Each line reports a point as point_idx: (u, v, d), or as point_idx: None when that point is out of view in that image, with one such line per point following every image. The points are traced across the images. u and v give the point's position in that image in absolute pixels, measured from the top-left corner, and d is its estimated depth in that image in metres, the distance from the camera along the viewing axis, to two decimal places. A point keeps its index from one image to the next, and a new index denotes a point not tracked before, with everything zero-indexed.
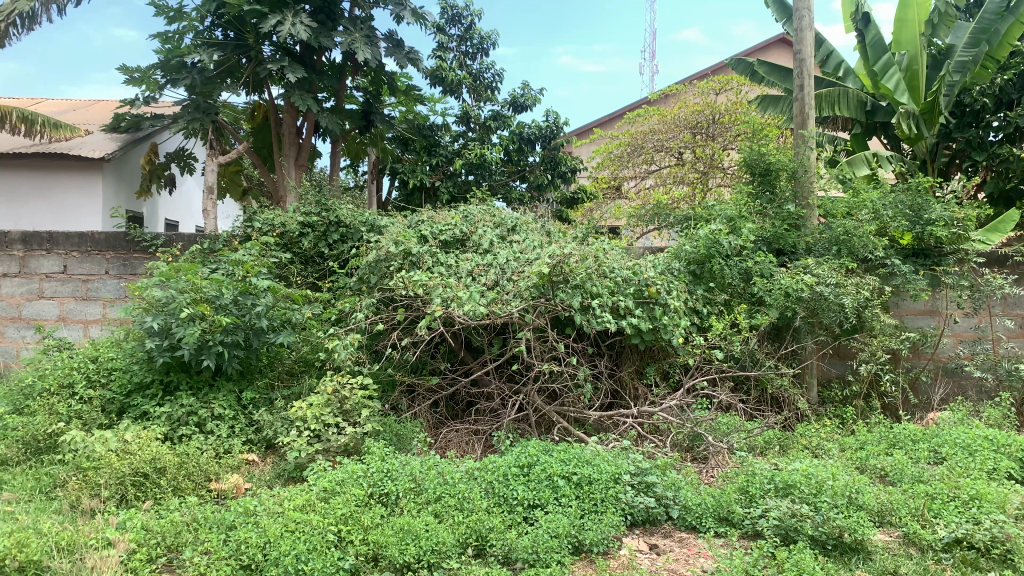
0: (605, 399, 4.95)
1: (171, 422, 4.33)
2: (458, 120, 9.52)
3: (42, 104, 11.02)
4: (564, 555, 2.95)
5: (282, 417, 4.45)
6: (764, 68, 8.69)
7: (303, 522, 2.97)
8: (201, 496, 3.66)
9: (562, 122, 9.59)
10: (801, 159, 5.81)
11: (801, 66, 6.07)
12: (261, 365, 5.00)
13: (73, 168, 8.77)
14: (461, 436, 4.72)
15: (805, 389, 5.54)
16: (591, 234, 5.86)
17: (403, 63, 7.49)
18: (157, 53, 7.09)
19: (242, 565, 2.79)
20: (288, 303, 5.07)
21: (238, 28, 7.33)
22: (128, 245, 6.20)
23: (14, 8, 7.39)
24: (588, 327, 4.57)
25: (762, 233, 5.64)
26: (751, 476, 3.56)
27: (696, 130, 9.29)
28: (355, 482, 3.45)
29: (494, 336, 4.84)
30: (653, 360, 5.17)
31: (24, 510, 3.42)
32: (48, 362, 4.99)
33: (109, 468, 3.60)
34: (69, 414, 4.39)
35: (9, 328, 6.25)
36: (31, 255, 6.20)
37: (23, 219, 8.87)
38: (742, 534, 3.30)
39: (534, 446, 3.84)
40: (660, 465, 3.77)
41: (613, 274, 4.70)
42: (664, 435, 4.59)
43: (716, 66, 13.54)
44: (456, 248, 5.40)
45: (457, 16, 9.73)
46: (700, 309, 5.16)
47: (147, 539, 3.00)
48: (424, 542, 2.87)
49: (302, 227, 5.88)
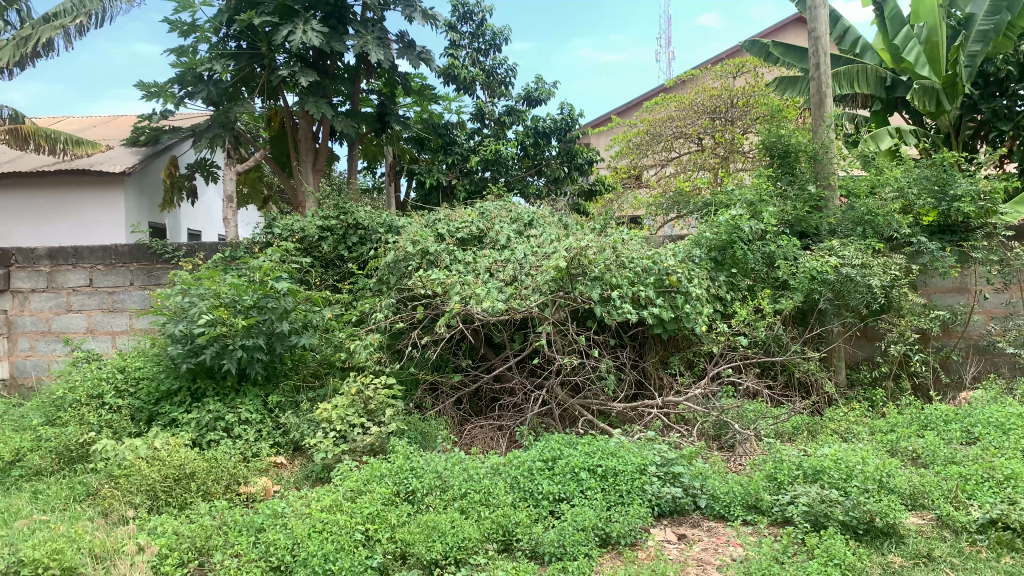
0: (630, 390, 4.86)
1: (200, 428, 4.38)
2: (472, 118, 9.50)
3: (65, 121, 11.19)
4: (591, 548, 2.93)
5: (309, 419, 4.46)
6: (780, 49, 8.56)
7: (330, 522, 2.97)
8: (231, 500, 3.70)
9: (578, 113, 9.46)
10: (821, 141, 5.73)
11: (816, 45, 5.91)
12: (287, 367, 5.02)
13: (97, 182, 8.89)
14: (486, 432, 4.68)
15: (833, 372, 5.43)
16: (610, 225, 5.79)
17: (415, 63, 7.49)
18: (174, 67, 7.20)
19: (272, 566, 2.81)
20: (308, 305, 5.08)
21: (251, 38, 7.34)
22: (151, 257, 6.28)
23: (36, 31, 7.54)
24: (609, 319, 4.51)
25: (785, 216, 5.56)
26: (779, 462, 3.51)
27: (714, 115, 9.26)
28: (380, 481, 3.46)
29: (514, 331, 4.82)
30: (677, 349, 5.10)
31: (59, 519, 3.47)
32: (77, 374, 5.06)
33: (139, 476, 3.65)
34: (100, 423, 4.46)
35: (39, 342, 6.35)
36: (58, 269, 6.29)
37: (49, 235, 9.01)
38: (772, 521, 3.26)
39: (557, 440, 3.81)
40: (685, 454, 3.71)
41: (632, 264, 4.65)
42: (691, 424, 4.51)
43: (734, 50, 13.33)
44: (474, 245, 5.38)
45: (469, 13, 9.71)
46: (725, 296, 5.05)
47: (177, 544, 3.02)
48: (450, 539, 2.87)
49: (321, 231, 5.90)
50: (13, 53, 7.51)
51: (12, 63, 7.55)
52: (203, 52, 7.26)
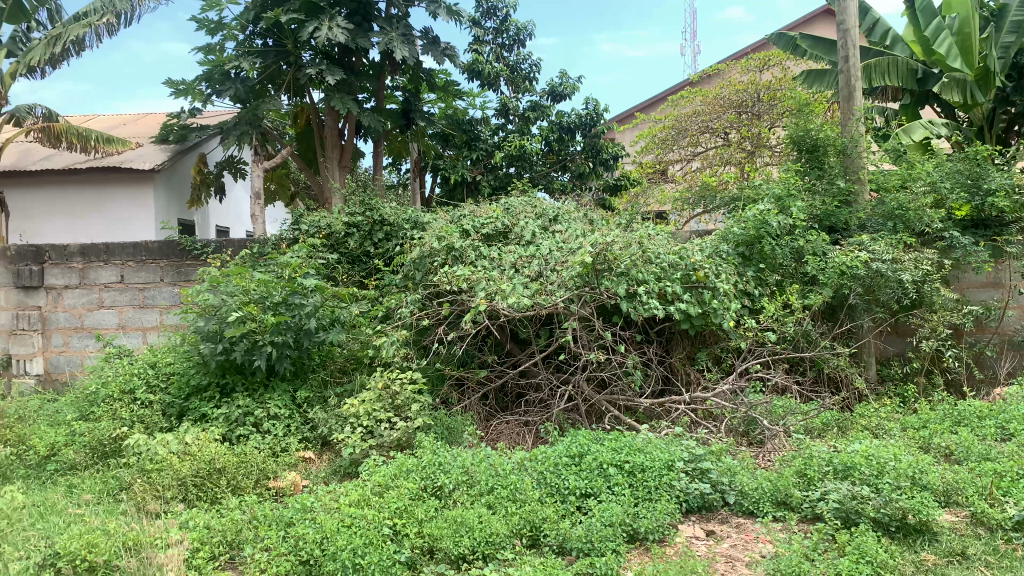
0: (657, 386, 4.84)
1: (230, 423, 4.44)
2: (497, 113, 9.49)
3: (95, 120, 11.36)
4: (619, 544, 2.93)
5: (337, 414, 4.49)
6: (808, 41, 8.46)
7: (358, 516, 2.99)
8: (261, 494, 3.74)
9: (603, 108, 9.42)
10: (850, 134, 5.66)
11: (844, 37, 5.85)
12: (315, 363, 5.06)
13: (127, 180, 9.01)
14: (512, 428, 4.68)
15: (863, 368, 5.36)
16: (636, 220, 5.77)
17: (440, 59, 7.50)
18: (202, 65, 7.28)
19: (302, 560, 2.84)
20: (336, 301, 5.12)
21: (277, 36, 7.39)
22: (181, 254, 6.36)
23: (67, 31, 7.64)
24: (636, 315, 4.49)
25: (813, 211, 5.48)
26: (808, 458, 3.48)
27: (741, 110, 9.19)
28: (408, 475, 3.48)
29: (540, 327, 4.82)
30: (704, 345, 5.07)
31: (93, 512, 3.53)
32: (109, 370, 5.14)
33: (171, 470, 3.70)
34: (132, 418, 4.53)
35: (73, 338, 6.45)
36: (90, 266, 6.39)
37: (81, 232, 9.15)
38: (802, 518, 3.24)
39: (584, 436, 3.80)
40: (714, 450, 3.69)
41: (659, 260, 4.61)
42: (718, 420, 4.49)
43: (760, 43, 13.21)
44: (499, 241, 5.38)
45: (493, 9, 9.71)
46: (752, 291, 5.01)
47: (209, 537, 3.06)
48: (478, 534, 2.89)
49: (347, 228, 5.94)
50: (45, 53, 7.63)
51: (44, 63, 7.67)
52: (229, 50, 7.33)
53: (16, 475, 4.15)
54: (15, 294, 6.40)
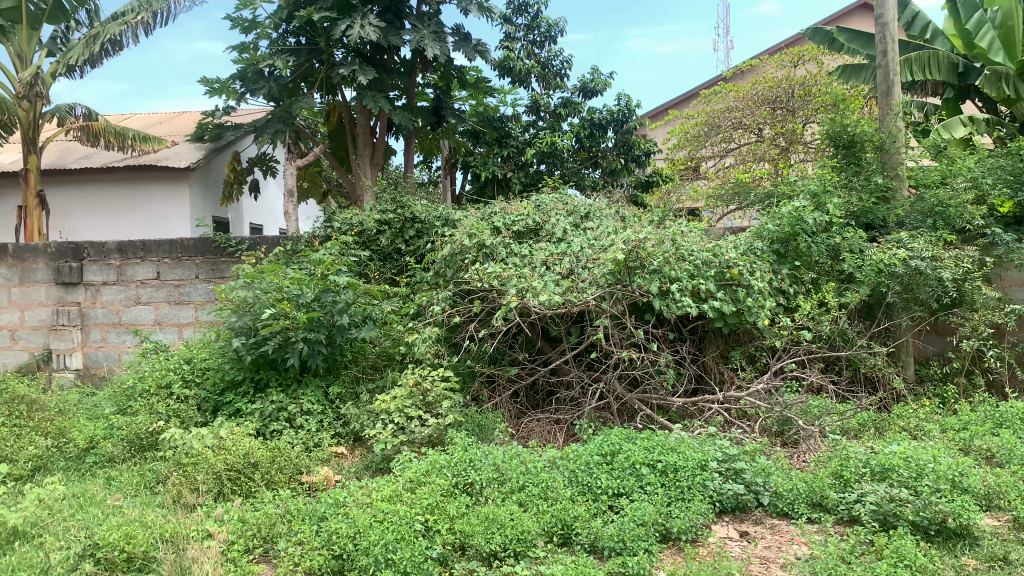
0: (690, 385, 4.80)
1: (264, 418, 4.50)
2: (528, 110, 9.48)
3: (131, 119, 11.55)
4: (652, 544, 2.91)
5: (369, 410, 4.52)
6: (845, 35, 8.31)
7: (391, 512, 3.00)
8: (295, 488, 3.78)
9: (635, 104, 9.35)
10: (888, 129, 5.56)
11: (883, 31, 5.74)
12: (347, 360, 5.09)
13: (163, 178, 9.14)
14: (543, 426, 4.67)
15: (901, 368, 5.26)
16: (669, 217, 5.73)
17: (471, 56, 7.50)
18: (236, 64, 7.36)
19: (335, 555, 2.86)
20: (368, 298, 5.16)
21: (310, 34, 7.45)
22: (216, 251, 6.44)
23: (105, 31, 7.77)
24: (668, 313, 4.45)
25: (850, 207, 5.40)
26: (845, 459, 3.43)
27: (775, 105, 9.10)
28: (439, 472, 3.49)
29: (572, 325, 4.81)
30: (738, 344, 5.01)
31: (131, 504, 3.59)
32: (146, 365, 5.23)
33: (206, 464, 3.74)
34: (169, 413, 4.59)
35: (110, 333, 6.57)
36: (127, 263, 6.50)
37: (118, 230, 9.31)
38: (838, 520, 3.19)
39: (616, 434, 3.78)
40: (748, 450, 3.64)
41: (693, 257, 4.58)
42: (752, 420, 4.44)
43: (795, 38, 13.05)
44: (530, 238, 5.37)
45: (524, 5, 9.69)
46: (787, 289, 4.94)
47: (244, 531, 3.10)
48: (509, 531, 2.89)
49: (379, 225, 5.98)
50: (84, 53, 7.76)
51: (83, 62, 7.81)
52: (263, 49, 7.40)
53: (56, 467, 4.23)
54: (54, 290, 6.53)
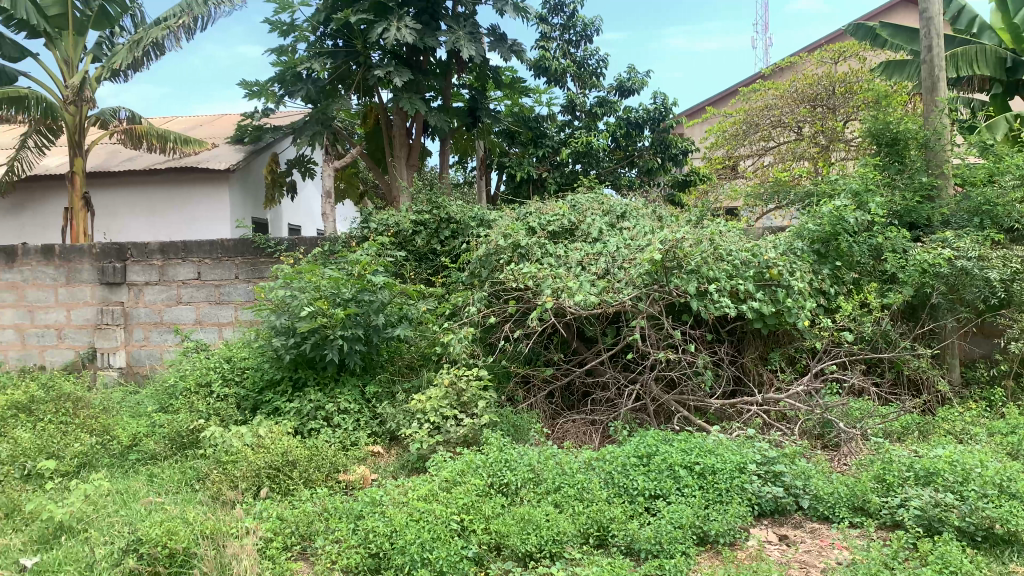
0: (728, 386, 4.75)
1: (301, 416, 4.55)
2: (563, 110, 9.46)
3: (173, 122, 11.76)
4: (689, 547, 2.88)
5: (404, 410, 4.54)
6: (888, 30, 8.13)
7: (427, 511, 3.01)
8: (332, 487, 3.81)
9: (671, 102, 9.27)
10: (933, 126, 5.44)
11: (927, 26, 5.63)
12: (382, 359, 5.12)
13: (203, 180, 9.29)
14: (578, 427, 4.65)
15: (946, 370, 5.15)
16: (706, 217, 5.67)
17: (507, 56, 7.51)
18: (275, 67, 7.46)
19: (371, 554, 2.87)
20: (404, 298, 5.19)
21: (347, 36, 7.52)
22: (255, 251, 6.53)
23: (148, 36, 7.92)
24: (706, 313, 4.40)
25: (893, 207, 5.29)
26: (888, 463, 3.37)
27: (815, 104, 8.94)
28: (475, 472, 3.49)
29: (607, 325, 4.79)
30: (777, 345, 4.94)
31: (172, 501, 3.65)
32: (187, 364, 5.33)
33: (245, 462, 3.79)
34: (209, 411, 4.66)
35: (153, 332, 6.70)
36: (169, 263, 6.62)
37: (160, 231, 9.49)
38: (881, 525, 3.12)
39: (653, 436, 3.75)
40: (787, 453, 3.59)
41: (731, 257, 4.52)
42: (792, 422, 4.38)
43: (836, 34, 12.84)
44: (565, 238, 5.35)
45: (559, 5, 9.68)
46: (828, 290, 4.85)
47: (282, 528, 3.13)
48: (545, 532, 2.88)
49: (414, 226, 6.01)
50: (127, 58, 7.93)
51: (127, 67, 7.97)
52: (301, 52, 7.49)
53: (101, 464, 4.31)
54: (99, 290, 6.68)
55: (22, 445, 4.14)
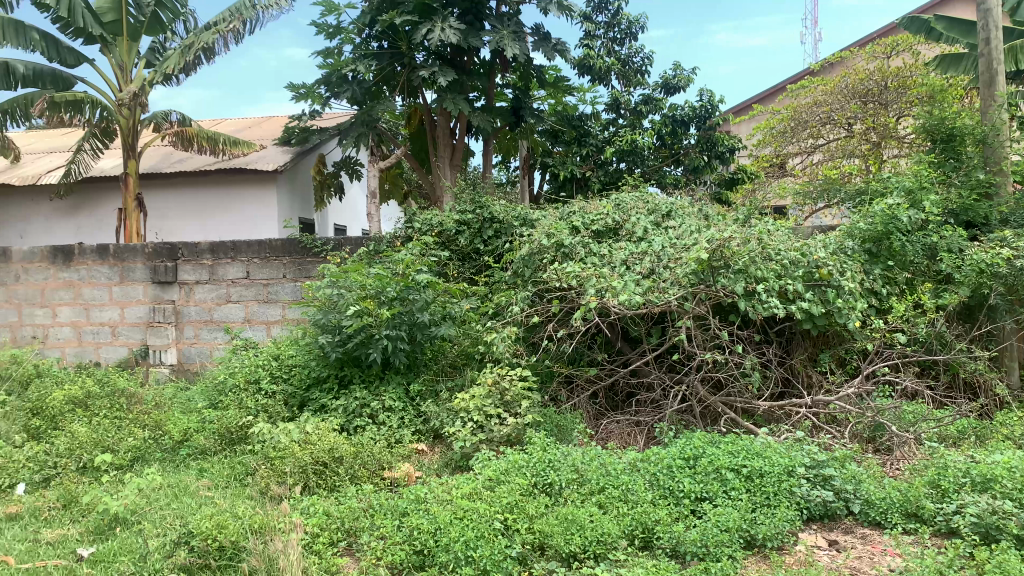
0: (776, 388, 4.67)
1: (347, 414, 4.61)
2: (607, 108, 9.41)
3: (223, 124, 12.00)
4: (736, 550, 2.84)
5: (448, 408, 4.56)
6: (943, 23, 7.86)
7: (471, 509, 3.02)
8: (377, 484, 3.84)
9: (717, 99, 9.16)
10: (991, 122, 5.28)
11: (986, 18, 5.46)
12: (426, 358, 5.15)
13: (252, 181, 9.46)
14: (623, 428, 4.63)
15: (1005, 373, 5.00)
16: (753, 216, 5.59)
17: (551, 55, 7.49)
18: (321, 69, 7.56)
19: (416, 550, 2.89)
20: (448, 297, 5.22)
21: (392, 38, 7.59)
22: (301, 251, 6.62)
23: (199, 40, 8.09)
24: (753, 314, 4.34)
25: (948, 205, 5.16)
26: (942, 468, 3.28)
27: (866, 99, 8.74)
28: (519, 471, 3.49)
29: (652, 325, 4.75)
30: (827, 346, 4.85)
31: (222, 495, 3.72)
32: (236, 361, 5.43)
33: (292, 457, 3.85)
34: (257, 407, 4.75)
35: (203, 330, 6.84)
36: (219, 263, 6.75)
37: (210, 231, 9.69)
38: (936, 532, 3.04)
39: (699, 438, 3.71)
40: (837, 457, 3.51)
41: (780, 256, 4.44)
42: (842, 425, 4.29)
43: (888, 28, 12.54)
44: (609, 237, 5.32)
45: (604, 3, 9.63)
46: (879, 290, 4.75)
47: (328, 524, 3.17)
48: (589, 533, 2.86)
49: (458, 225, 6.04)
50: (179, 62, 8.11)
51: (178, 71, 8.15)
52: (347, 54, 7.58)
53: (153, 458, 4.42)
54: (152, 289, 6.85)
55: (79, 438, 4.26)
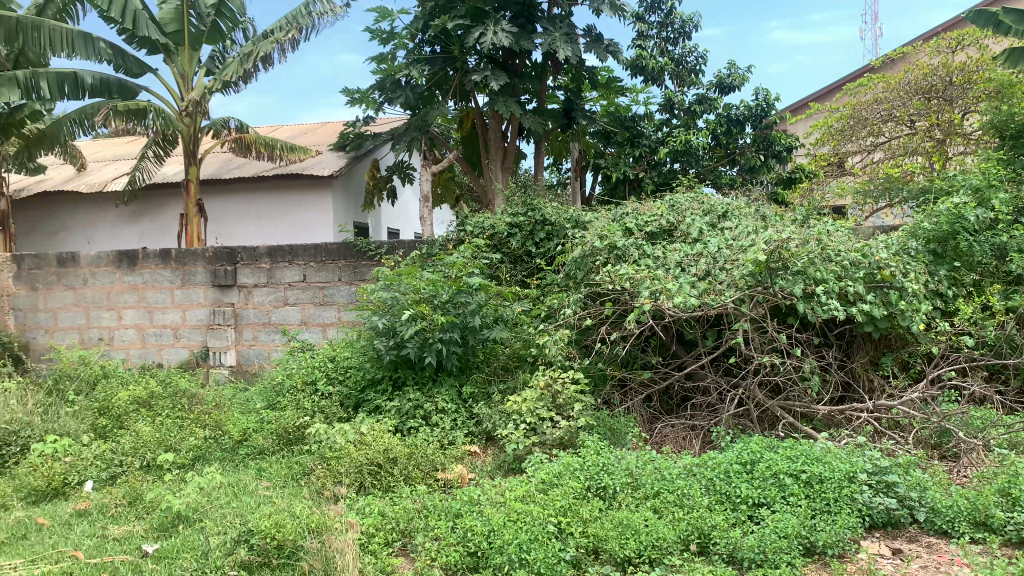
0: (835, 392, 4.57)
1: (402, 415, 4.67)
2: (660, 108, 9.34)
3: (279, 131, 12.24)
4: (795, 557, 2.78)
5: (501, 411, 4.57)
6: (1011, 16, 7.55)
7: (525, 512, 3.02)
8: (430, 485, 3.87)
9: (773, 98, 9.00)
10: None
11: None
12: (479, 361, 5.17)
13: (308, 186, 9.64)
14: (678, 432, 4.59)
15: None
16: (812, 216, 5.47)
17: (603, 56, 7.46)
18: (375, 75, 7.66)
19: (470, 552, 2.90)
20: (500, 300, 5.23)
21: (444, 43, 7.65)
22: (356, 254, 6.72)
23: (257, 49, 8.27)
24: (812, 316, 4.25)
25: (1019, 203, 4.97)
26: (1014, 477, 3.17)
27: (929, 95, 8.50)
28: (572, 474, 3.48)
29: (708, 328, 4.69)
30: (889, 349, 4.72)
31: (280, 494, 3.80)
32: (294, 363, 5.53)
33: (348, 458, 3.91)
34: (314, 408, 4.83)
35: (261, 332, 6.99)
36: (277, 266, 6.89)
37: (268, 235, 9.91)
38: (1008, 543, 2.93)
39: (757, 443, 3.65)
40: (901, 463, 3.41)
41: (840, 257, 4.34)
42: (906, 430, 4.18)
43: (953, 22, 12.16)
44: (663, 239, 5.27)
45: (657, 2, 9.55)
46: (945, 292, 4.60)
47: (383, 524, 3.20)
48: (645, 537, 2.84)
49: (510, 228, 6.04)
50: (238, 70, 8.30)
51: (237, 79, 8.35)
52: (400, 59, 7.66)
53: (213, 457, 4.53)
54: (212, 292, 7.03)
55: (143, 437, 4.40)
